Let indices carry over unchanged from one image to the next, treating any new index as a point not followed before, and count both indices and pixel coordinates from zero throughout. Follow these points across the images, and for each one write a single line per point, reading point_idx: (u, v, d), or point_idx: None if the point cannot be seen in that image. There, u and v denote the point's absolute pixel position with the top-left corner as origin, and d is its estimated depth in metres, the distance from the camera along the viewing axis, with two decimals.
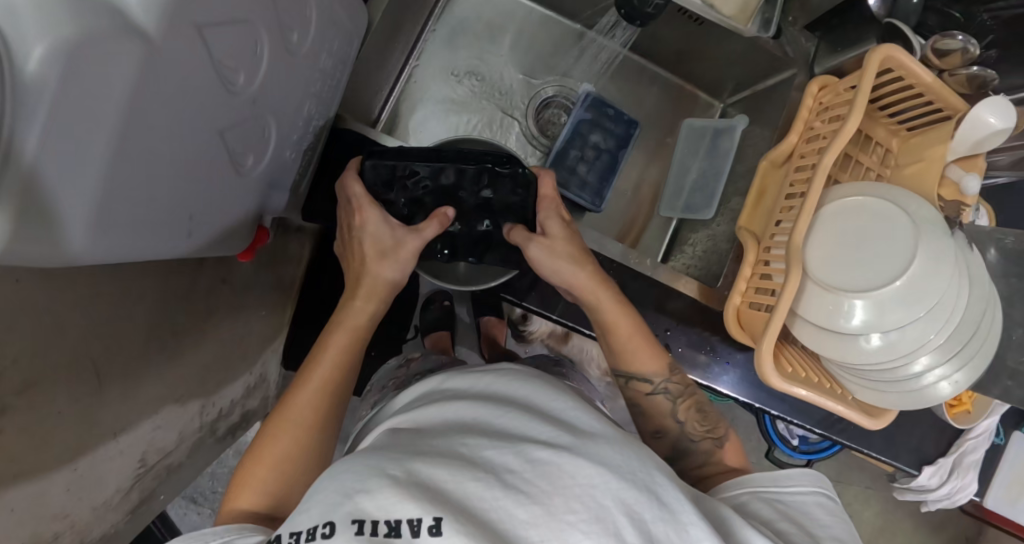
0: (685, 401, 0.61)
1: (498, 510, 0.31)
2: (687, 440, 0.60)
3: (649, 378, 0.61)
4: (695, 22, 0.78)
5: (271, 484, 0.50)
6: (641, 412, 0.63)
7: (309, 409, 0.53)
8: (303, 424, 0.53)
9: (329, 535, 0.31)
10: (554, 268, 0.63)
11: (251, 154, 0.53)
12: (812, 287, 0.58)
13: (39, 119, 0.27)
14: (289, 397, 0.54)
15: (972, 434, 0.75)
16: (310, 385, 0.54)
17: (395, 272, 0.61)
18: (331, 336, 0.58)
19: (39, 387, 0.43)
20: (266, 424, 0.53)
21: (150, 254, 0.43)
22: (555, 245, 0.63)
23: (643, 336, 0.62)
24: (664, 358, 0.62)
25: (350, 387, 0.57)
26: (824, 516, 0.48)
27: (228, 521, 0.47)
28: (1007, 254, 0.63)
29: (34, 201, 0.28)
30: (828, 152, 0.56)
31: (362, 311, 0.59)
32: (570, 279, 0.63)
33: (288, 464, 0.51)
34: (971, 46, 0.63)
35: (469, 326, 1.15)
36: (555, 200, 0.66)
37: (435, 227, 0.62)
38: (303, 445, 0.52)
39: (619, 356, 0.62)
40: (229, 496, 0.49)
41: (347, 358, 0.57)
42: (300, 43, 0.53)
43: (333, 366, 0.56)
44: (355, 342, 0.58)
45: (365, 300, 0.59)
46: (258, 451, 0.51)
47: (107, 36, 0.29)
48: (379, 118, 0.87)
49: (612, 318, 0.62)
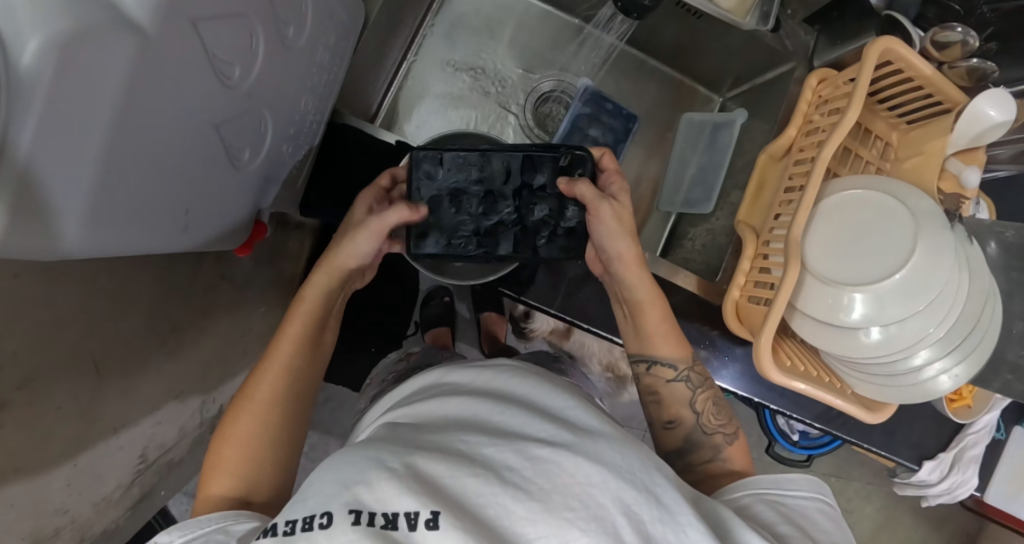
0: (705, 392, 0.61)
1: (496, 506, 0.31)
2: (701, 431, 0.60)
3: (672, 363, 0.61)
4: (693, 16, 0.78)
5: (242, 467, 0.50)
6: (657, 399, 0.62)
7: (272, 387, 0.54)
8: (266, 402, 0.53)
9: (327, 525, 0.30)
10: (612, 235, 0.60)
11: (246, 150, 0.53)
12: (811, 280, 0.57)
13: (31, 119, 0.27)
14: (254, 377, 0.55)
15: (972, 429, 0.74)
16: (272, 363, 0.55)
17: (354, 257, 0.59)
18: (288, 315, 0.57)
19: (37, 384, 0.43)
20: (232, 406, 0.54)
21: (145, 249, 0.43)
22: (624, 212, 0.61)
23: (669, 322, 0.63)
24: (688, 348, 0.63)
25: (311, 364, 0.58)
26: (823, 522, 0.48)
27: (203, 508, 0.48)
28: (1008, 248, 0.63)
29: (30, 196, 0.28)
30: (828, 144, 0.56)
31: (319, 286, 0.59)
32: (622, 255, 0.61)
33: (254, 446, 0.51)
34: (971, 39, 0.62)
35: (469, 322, 1.15)
36: (618, 171, 0.64)
37: (399, 212, 0.58)
38: (267, 424, 0.53)
39: (646, 341, 0.62)
40: (201, 483, 0.50)
41: (305, 333, 0.57)
42: (296, 38, 0.52)
43: (290, 341, 0.56)
44: (316, 317, 0.58)
45: (323, 275, 0.59)
46: (224, 435, 0.52)
47: (98, 30, 0.28)
48: (377, 114, 0.88)
49: (646, 298, 0.62)
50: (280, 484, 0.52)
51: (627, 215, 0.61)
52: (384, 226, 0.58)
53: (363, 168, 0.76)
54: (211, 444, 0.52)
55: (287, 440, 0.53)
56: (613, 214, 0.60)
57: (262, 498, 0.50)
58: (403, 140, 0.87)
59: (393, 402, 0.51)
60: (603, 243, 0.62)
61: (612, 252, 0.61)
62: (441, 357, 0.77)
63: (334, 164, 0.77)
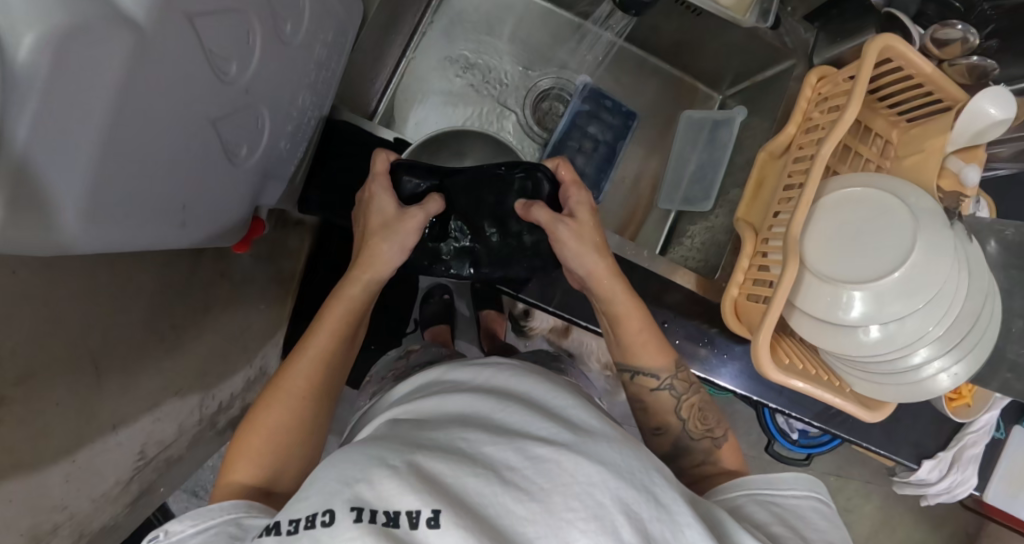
0: (689, 399, 0.61)
1: (496, 505, 0.31)
2: (687, 437, 0.60)
3: (655, 373, 0.61)
4: (693, 13, 0.77)
5: (268, 457, 0.50)
6: (644, 407, 0.63)
7: (305, 379, 0.54)
8: (298, 396, 0.53)
9: (329, 522, 0.30)
10: (578, 254, 0.61)
11: (244, 145, 0.53)
12: (811, 278, 0.57)
13: (27, 111, 0.27)
14: (287, 367, 0.55)
15: (972, 429, 0.74)
16: (308, 355, 0.55)
17: (398, 253, 0.58)
18: (325, 309, 0.57)
19: (37, 379, 0.43)
20: (263, 396, 0.54)
21: (140, 244, 0.42)
22: (582, 228, 0.61)
23: (650, 333, 0.62)
24: (672, 355, 0.62)
25: (343, 360, 0.58)
26: (818, 521, 0.48)
27: (222, 494, 0.48)
28: (1008, 246, 0.62)
29: (25, 188, 0.28)
30: (827, 142, 0.56)
31: (364, 285, 0.58)
32: (591, 271, 0.61)
33: (283, 437, 0.51)
34: (971, 36, 0.62)
35: (469, 320, 1.15)
36: (574, 183, 0.64)
37: (437, 202, 0.61)
38: (297, 417, 0.53)
39: (626, 349, 0.62)
40: (223, 470, 0.50)
41: (343, 331, 0.57)
42: (293, 34, 0.52)
43: (328, 336, 0.56)
44: (355, 315, 0.58)
45: (366, 273, 0.58)
46: (252, 424, 0.52)
47: (95, 26, 0.28)
48: (376, 112, 0.88)
49: (625, 311, 0.61)
50: (300, 477, 0.52)
51: (587, 230, 0.62)
52: (423, 222, 0.60)
53: (363, 165, 0.76)
54: (234, 434, 0.52)
55: (312, 433, 0.54)
56: (571, 232, 0.61)
57: (283, 490, 0.50)
58: (403, 137, 0.87)
59: (393, 400, 0.51)
60: (571, 263, 0.62)
61: (582, 270, 0.62)
62: (441, 355, 0.77)
63: (334, 160, 0.77)
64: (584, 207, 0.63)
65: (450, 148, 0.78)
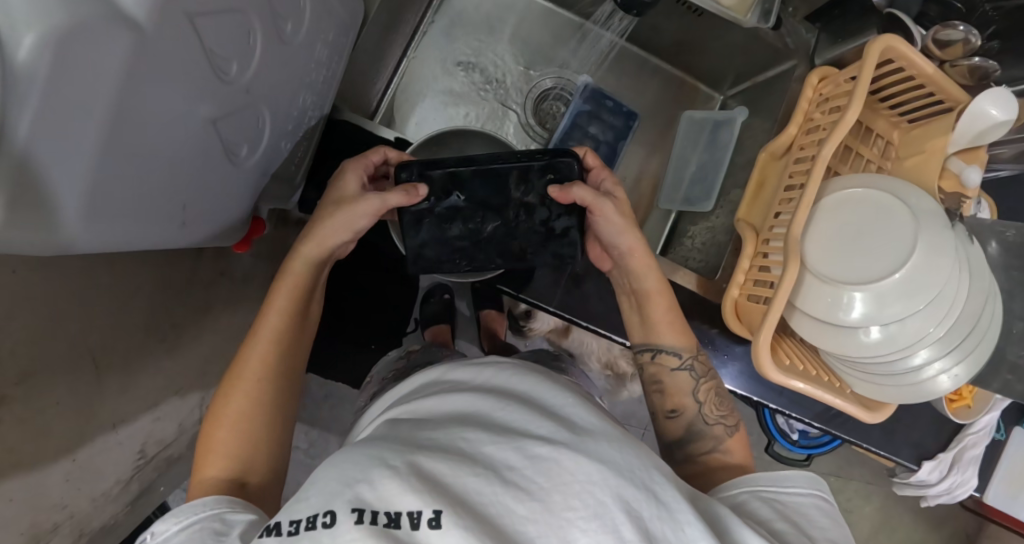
0: (707, 382, 0.61)
1: (498, 505, 0.31)
2: (702, 421, 0.60)
3: (677, 351, 0.62)
4: (694, 14, 0.77)
5: (236, 447, 0.51)
6: (661, 390, 0.63)
7: (259, 363, 0.54)
8: (255, 380, 0.54)
9: (330, 524, 0.30)
10: (622, 229, 0.62)
11: (244, 145, 0.53)
12: (811, 279, 0.57)
13: (30, 106, 0.27)
14: (242, 354, 0.55)
15: (972, 430, 0.74)
16: (258, 338, 0.55)
17: (343, 230, 0.58)
18: (274, 292, 0.58)
19: (37, 379, 0.43)
20: (220, 389, 0.54)
21: (140, 245, 0.42)
22: (624, 208, 0.63)
23: (674, 311, 0.63)
24: (692, 336, 0.63)
25: (299, 341, 0.58)
26: (821, 518, 0.48)
27: (198, 490, 0.48)
28: (1008, 247, 0.62)
29: (26, 185, 0.28)
30: (828, 143, 0.56)
31: (305, 260, 0.58)
32: (632, 247, 0.62)
33: (248, 425, 0.52)
34: (973, 37, 0.62)
35: (469, 319, 1.14)
36: (603, 168, 0.66)
37: (400, 196, 0.58)
38: (258, 402, 0.53)
39: (650, 329, 0.63)
40: (197, 468, 0.50)
41: (292, 310, 0.57)
42: (294, 33, 0.52)
43: (277, 315, 0.56)
44: (302, 294, 0.58)
45: (312, 248, 0.58)
46: (215, 416, 0.52)
47: (97, 26, 0.28)
48: (377, 111, 0.88)
49: (654, 289, 0.63)
50: (273, 464, 0.52)
51: (626, 210, 0.64)
52: (382, 207, 0.58)
53: None
54: (201, 429, 0.52)
55: (280, 419, 0.54)
56: (616, 208, 0.62)
57: (258, 479, 0.50)
58: (403, 137, 0.87)
59: (393, 400, 0.51)
60: (611, 239, 0.63)
61: (622, 246, 0.63)
62: (441, 355, 0.77)
63: (335, 160, 0.77)
64: (619, 188, 0.65)
65: (451, 148, 0.78)
